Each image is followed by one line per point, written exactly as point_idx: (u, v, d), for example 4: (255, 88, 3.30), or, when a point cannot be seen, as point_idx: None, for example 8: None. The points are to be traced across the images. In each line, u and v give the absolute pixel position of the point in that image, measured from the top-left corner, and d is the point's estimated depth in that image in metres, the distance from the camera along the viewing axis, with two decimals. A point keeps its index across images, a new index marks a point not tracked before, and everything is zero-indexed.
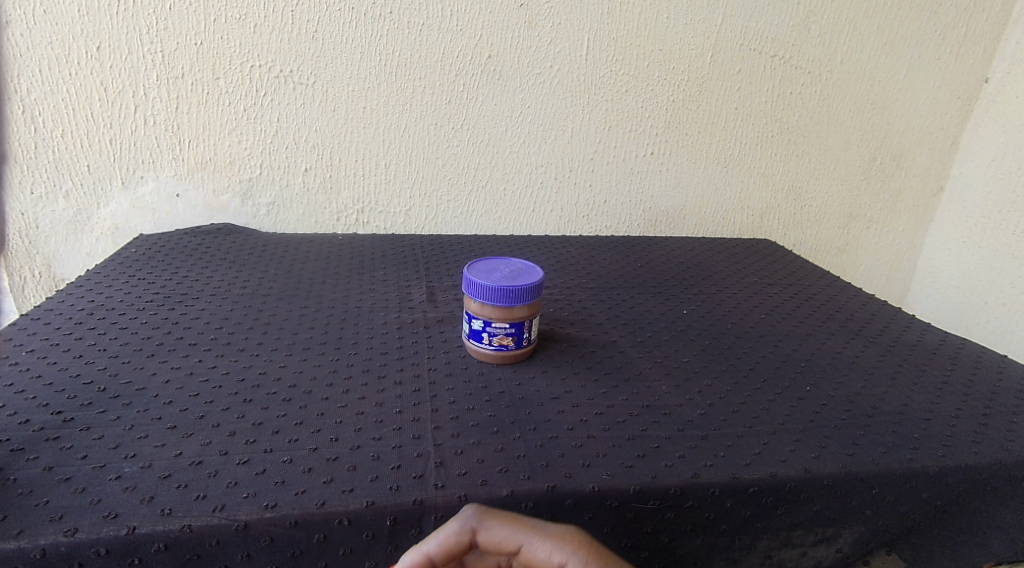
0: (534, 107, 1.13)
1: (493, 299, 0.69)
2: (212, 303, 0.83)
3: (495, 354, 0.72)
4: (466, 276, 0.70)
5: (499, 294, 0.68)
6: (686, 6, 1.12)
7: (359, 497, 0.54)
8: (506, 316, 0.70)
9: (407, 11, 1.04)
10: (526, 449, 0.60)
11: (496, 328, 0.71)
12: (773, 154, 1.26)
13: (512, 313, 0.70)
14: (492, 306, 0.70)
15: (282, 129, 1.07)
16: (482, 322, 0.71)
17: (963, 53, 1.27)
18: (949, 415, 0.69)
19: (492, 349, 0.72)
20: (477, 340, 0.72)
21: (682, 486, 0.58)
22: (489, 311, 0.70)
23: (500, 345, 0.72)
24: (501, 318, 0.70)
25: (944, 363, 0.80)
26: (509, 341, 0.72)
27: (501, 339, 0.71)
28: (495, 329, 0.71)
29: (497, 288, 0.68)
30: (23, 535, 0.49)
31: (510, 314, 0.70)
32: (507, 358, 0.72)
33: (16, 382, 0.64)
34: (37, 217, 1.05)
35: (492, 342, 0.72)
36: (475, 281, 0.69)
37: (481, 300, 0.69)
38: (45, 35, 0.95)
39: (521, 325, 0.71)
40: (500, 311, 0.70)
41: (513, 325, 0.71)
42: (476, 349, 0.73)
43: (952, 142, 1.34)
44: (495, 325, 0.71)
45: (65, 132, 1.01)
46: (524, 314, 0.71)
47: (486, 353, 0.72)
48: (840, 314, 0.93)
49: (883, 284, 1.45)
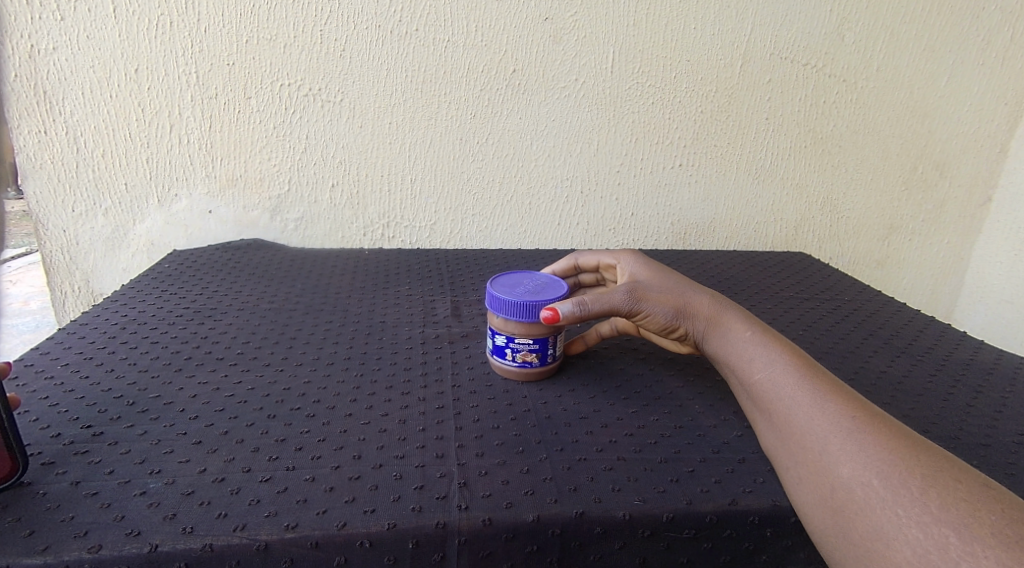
0: (561, 120, 1.12)
1: (514, 315, 0.67)
2: (240, 318, 0.84)
3: (519, 371, 0.71)
4: (490, 292, 0.69)
5: (524, 309, 0.67)
6: (714, 16, 1.10)
7: (381, 519, 0.53)
8: (530, 332, 0.69)
9: (434, 27, 1.04)
10: (553, 472, 0.58)
11: (519, 344, 0.70)
12: (808, 164, 1.23)
13: (537, 330, 0.69)
14: (515, 322, 0.69)
15: (310, 146, 1.08)
16: (505, 338, 0.70)
17: (1010, 58, 1.23)
18: (1006, 441, 0.65)
19: (515, 365, 0.71)
20: (500, 357, 0.71)
21: (718, 514, 0.56)
22: (512, 327, 0.69)
23: (524, 362, 0.70)
24: (524, 334, 0.69)
25: (999, 385, 0.76)
26: (532, 358, 0.70)
27: (525, 356, 0.70)
28: (518, 345, 0.70)
29: (518, 304, 0.67)
30: (49, 551, 0.49)
31: (534, 330, 0.69)
32: (531, 375, 0.71)
33: (50, 395, 0.65)
34: (77, 235, 1.08)
35: (515, 359, 0.70)
36: (496, 297, 0.68)
37: (504, 316, 0.68)
38: (86, 59, 0.98)
39: (545, 341, 0.70)
40: (525, 327, 0.69)
41: (537, 341, 0.70)
42: (500, 366, 0.72)
43: (1000, 150, 1.29)
44: (518, 342, 0.70)
45: (105, 151, 1.03)
46: (549, 330, 0.70)
47: (510, 370, 0.71)
48: (882, 331, 0.89)
49: (925, 297, 1.40)
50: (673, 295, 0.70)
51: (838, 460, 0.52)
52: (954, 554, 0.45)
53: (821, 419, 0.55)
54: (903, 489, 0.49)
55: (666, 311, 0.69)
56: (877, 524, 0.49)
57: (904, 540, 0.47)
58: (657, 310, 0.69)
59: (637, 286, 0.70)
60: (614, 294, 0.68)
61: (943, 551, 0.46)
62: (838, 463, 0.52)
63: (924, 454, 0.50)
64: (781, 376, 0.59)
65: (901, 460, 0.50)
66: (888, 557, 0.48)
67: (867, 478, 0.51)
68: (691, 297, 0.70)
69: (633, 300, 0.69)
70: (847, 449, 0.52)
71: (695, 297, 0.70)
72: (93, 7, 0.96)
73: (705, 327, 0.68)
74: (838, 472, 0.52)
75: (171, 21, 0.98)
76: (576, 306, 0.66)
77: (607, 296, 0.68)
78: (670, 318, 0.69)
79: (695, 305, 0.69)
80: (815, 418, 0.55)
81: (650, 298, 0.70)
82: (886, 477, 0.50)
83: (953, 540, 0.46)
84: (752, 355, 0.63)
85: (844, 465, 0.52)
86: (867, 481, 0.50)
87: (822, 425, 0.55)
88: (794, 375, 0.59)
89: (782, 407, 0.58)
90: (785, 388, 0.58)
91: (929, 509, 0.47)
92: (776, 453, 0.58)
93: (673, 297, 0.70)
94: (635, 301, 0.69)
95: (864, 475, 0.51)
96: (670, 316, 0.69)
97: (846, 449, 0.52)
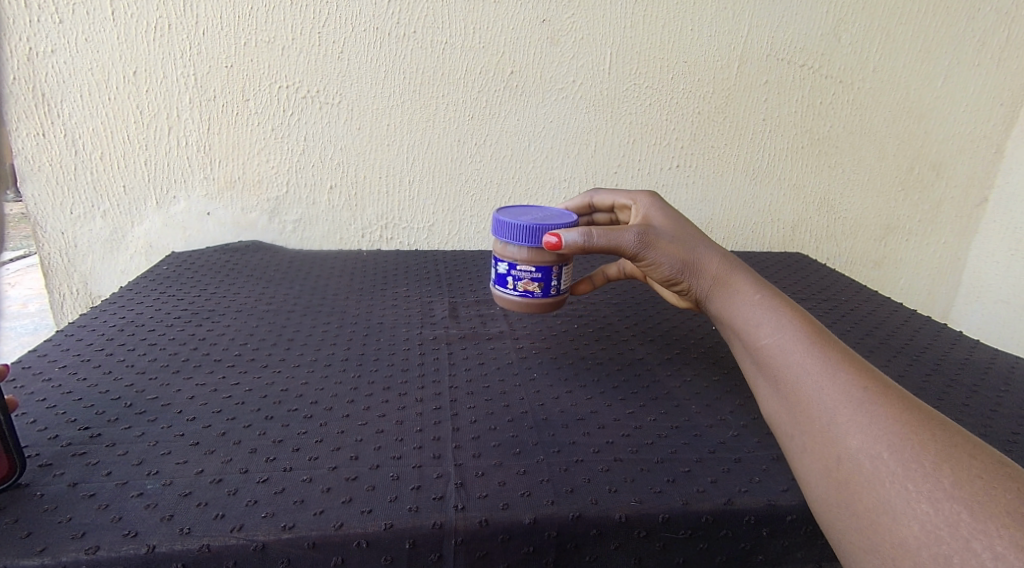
0: (558, 121, 1.13)
1: (518, 238, 0.71)
2: (238, 319, 0.84)
3: (520, 300, 0.75)
4: (496, 218, 0.73)
5: (528, 234, 0.71)
6: (711, 17, 1.11)
7: (378, 519, 0.53)
8: (533, 260, 0.73)
9: (431, 29, 1.04)
10: (550, 473, 0.58)
11: (522, 273, 0.74)
12: (804, 165, 1.23)
13: (540, 258, 0.72)
14: (519, 247, 0.72)
15: (308, 148, 1.08)
16: (508, 266, 0.74)
17: (1006, 58, 1.23)
18: (1003, 440, 0.66)
19: (517, 294, 0.74)
20: (504, 286, 0.75)
21: (715, 514, 0.56)
22: (516, 253, 0.73)
23: (525, 291, 0.74)
24: (527, 261, 0.73)
25: (996, 384, 0.76)
26: (533, 287, 0.74)
27: (527, 285, 0.74)
28: (520, 274, 0.74)
29: (521, 227, 0.71)
30: (46, 552, 0.49)
31: (538, 257, 0.72)
32: (532, 303, 0.75)
33: (48, 397, 0.65)
34: (75, 237, 1.08)
35: (517, 288, 0.74)
36: (501, 221, 0.72)
37: (508, 240, 0.72)
38: (85, 61, 0.98)
39: (547, 271, 0.73)
40: (528, 253, 0.72)
41: (540, 270, 0.73)
42: (503, 296, 0.76)
43: (996, 151, 1.29)
44: (520, 270, 0.74)
45: (103, 154, 1.03)
46: (552, 260, 0.73)
47: (512, 299, 0.75)
48: (878, 330, 0.89)
49: (923, 297, 1.40)
50: (684, 247, 0.69)
51: (847, 431, 0.51)
52: (965, 531, 0.44)
53: (831, 387, 0.53)
54: (915, 463, 0.47)
55: (671, 262, 0.69)
56: (885, 497, 0.47)
57: (913, 515, 0.46)
58: (662, 259, 0.69)
59: (651, 231, 0.70)
60: (623, 234, 0.69)
61: (954, 527, 0.44)
62: (846, 433, 0.51)
63: (938, 429, 0.49)
64: (791, 340, 0.58)
65: (914, 433, 0.49)
66: (895, 532, 0.46)
67: (877, 451, 0.49)
68: (704, 251, 0.69)
69: (642, 243, 0.69)
70: (857, 420, 0.51)
71: (709, 253, 0.68)
72: (91, 10, 0.96)
73: (710, 286, 0.67)
74: (846, 443, 0.51)
75: (169, 23, 0.98)
76: (581, 237, 0.68)
77: (616, 234, 0.69)
78: (676, 270, 0.69)
79: (705, 261, 0.68)
80: (825, 386, 0.54)
81: (660, 245, 0.69)
82: (898, 451, 0.48)
83: (965, 516, 0.44)
84: (760, 315, 0.61)
85: (853, 436, 0.50)
86: (877, 454, 0.49)
87: (832, 393, 0.53)
88: (806, 339, 0.57)
89: (790, 373, 0.56)
90: (795, 353, 0.57)
91: (942, 485, 0.46)
92: (781, 419, 0.56)
93: (685, 249, 0.69)
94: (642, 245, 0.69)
95: (874, 447, 0.49)
96: (675, 268, 0.69)
97: (857, 420, 0.51)
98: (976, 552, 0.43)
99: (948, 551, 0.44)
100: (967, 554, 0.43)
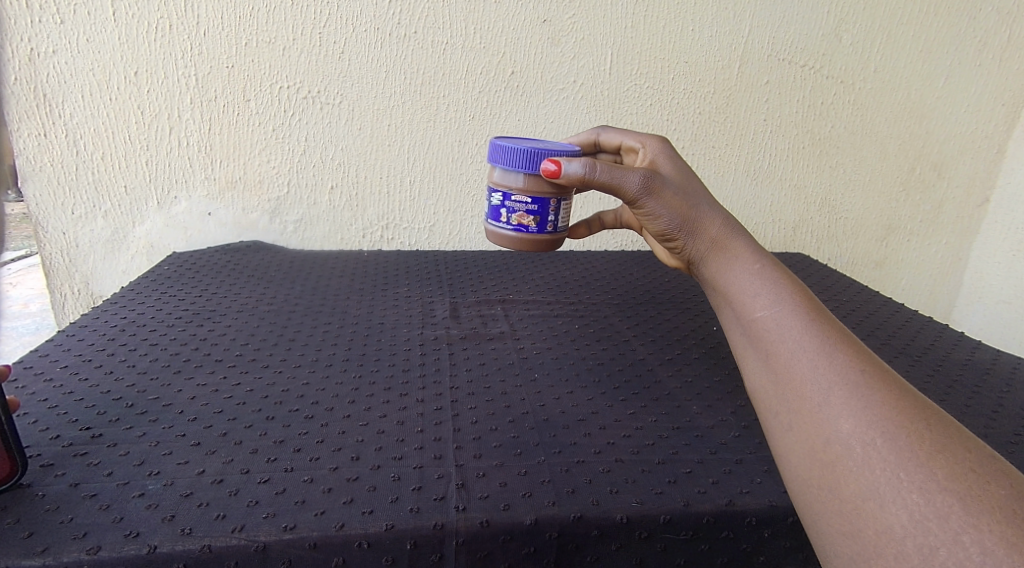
0: (559, 122, 1.13)
1: (515, 163, 0.71)
2: (239, 319, 0.84)
3: (513, 234, 0.74)
4: (496, 145, 0.73)
5: (527, 158, 0.70)
6: (712, 18, 1.11)
7: (379, 520, 0.53)
8: (530, 189, 0.72)
9: (432, 30, 1.04)
10: (552, 474, 0.58)
11: (516, 205, 0.73)
12: (806, 165, 1.23)
13: (537, 187, 0.72)
14: (515, 173, 0.72)
15: (309, 148, 1.08)
16: (502, 197, 0.74)
17: (1008, 59, 1.23)
18: (1005, 441, 0.65)
19: (511, 228, 0.74)
20: (497, 219, 0.75)
21: (715, 515, 0.56)
22: (513, 182, 0.73)
23: (519, 225, 0.73)
24: (522, 191, 0.72)
25: (997, 386, 0.76)
26: (528, 221, 0.73)
27: (520, 218, 0.73)
28: (514, 205, 0.73)
29: (519, 152, 0.70)
30: (47, 553, 0.49)
31: (534, 187, 0.72)
32: (525, 239, 0.74)
33: (49, 397, 0.65)
34: (77, 237, 1.08)
35: (511, 222, 0.74)
36: (500, 145, 0.72)
37: (505, 166, 0.72)
38: (86, 62, 0.98)
39: (543, 204, 0.72)
40: (525, 181, 0.72)
41: (535, 202, 0.72)
42: (497, 231, 0.75)
43: (997, 151, 1.29)
44: (515, 200, 0.73)
45: (104, 154, 1.03)
46: (549, 191, 0.72)
47: (505, 233, 0.74)
48: (880, 331, 0.89)
49: (924, 298, 1.40)
50: (687, 203, 0.66)
51: (840, 414, 0.48)
52: (955, 524, 0.41)
53: (826, 368, 0.50)
54: (909, 451, 0.45)
55: (670, 217, 0.66)
56: (874, 484, 0.45)
57: (901, 504, 0.43)
58: (662, 211, 0.66)
59: (658, 177, 0.66)
60: (628, 176, 0.65)
61: (944, 519, 0.42)
62: (839, 417, 0.48)
63: (935, 420, 0.46)
64: (789, 314, 0.54)
65: (909, 422, 0.46)
66: (880, 521, 0.44)
67: (870, 437, 0.46)
68: (707, 210, 0.65)
69: (645, 189, 0.66)
70: (852, 404, 0.48)
71: (713, 212, 0.65)
72: (92, 11, 0.96)
73: (707, 249, 0.63)
74: (837, 426, 0.48)
75: (170, 24, 0.98)
76: (582, 169, 0.67)
77: (621, 173, 0.65)
78: (675, 224, 0.65)
79: (705, 221, 0.64)
80: (821, 366, 0.50)
81: (663, 195, 0.66)
82: (892, 438, 0.46)
83: (956, 509, 0.42)
84: (757, 283, 0.57)
85: (846, 419, 0.48)
86: (870, 439, 0.46)
87: (827, 374, 0.50)
88: (804, 315, 0.54)
89: (782, 349, 0.53)
90: (791, 329, 0.53)
91: (935, 477, 0.43)
92: (767, 395, 0.53)
93: (688, 205, 0.66)
94: (644, 192, 0.65)
95: (867, 433, 0.47)
96: (674, 222, 0.65)
97: (851, 404, 0.48)
98: (965, 546, 0.41)
99: (935, 543, 0.41)
100: (955, 547, 0.41)
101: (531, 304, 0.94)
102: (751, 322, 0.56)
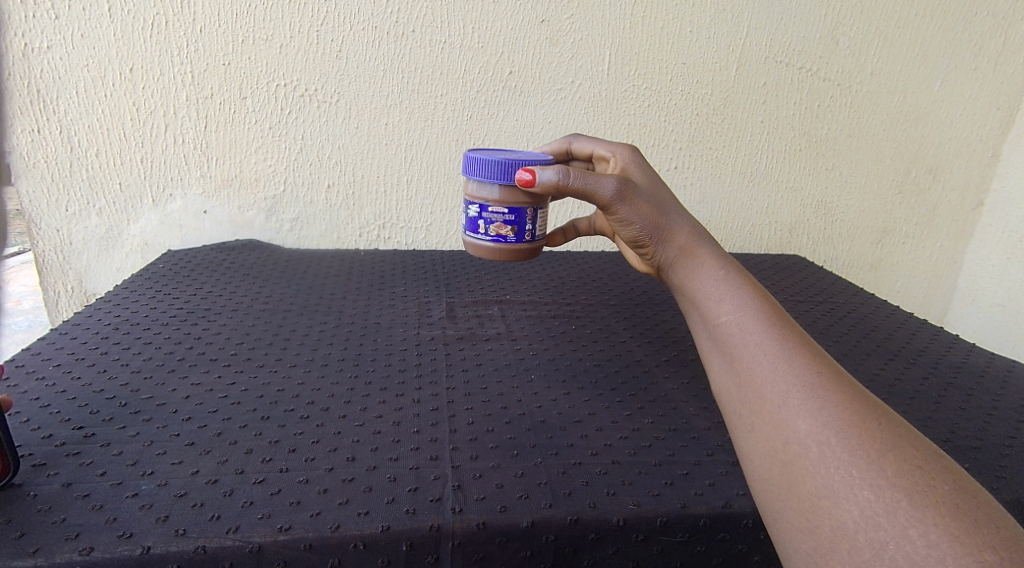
0: (556, 122, 1.13)
1: (489, 174, 0.71)
2: (233, 319, 0.83)
3: (492, 245, 0.73)
4: (468, 158, 0.73)
5: (499, 169, 0.70)
6: (710, 20, 1.11)
7: (374, 521, 0.53)
8: (506, 201, 0.72)
9: (429, 29, 1.04)
10: (548, 476, 0.58)
11: (494, 216, 0.72)
12: (802, 167, 1.23)
13: (512, 198, 0.71)
14: (489, 184, 0.72)
15: (307, 146, 1.07)
16: (478, 210, 0.73)
17: (1002, 63, 1.23)
18: (997, 444, 0.65)
19: (489, 240, 0.73)
20: (475, 232, 0.74)
21: (711, 517, 0.56)
22: (488, 194, 0.72)
23: (497, 236, 0.73)
24: (499, 202, 0.72)
25: (991, 389, 0.76)
26: (506, 232, 0.72)
27: (498, 229, 0.73)
28: (492, 217, 0.72)
29: (492, 162, 0.70)
30: (39, 553, 0.48)
31: (510, 198, 0.71)
32: (504, 249, 0.73)
33: (41, 396, 0.65)
34: (70, 234, 1.07)
35: (489, 233, 0.73)
36: (472, 158, 0.72)
37: (479, 178, 0.72)
38: (80, 57, 0.97)
39: (520, 214, 0.72)
40: (500, 193, 0.71)
41: (512, 212, 0.72)
42: (476, 244, 0.74)
43: (992, 155, 1.30)
44: (492, 213, 0.72)
45: (99, 151, 1.03)
46: (525, 201, 0.72)
47: (485, 246, 0.74)
48: (875, 334, 0.89)
49: (919, 301, 1.40)
50: (658, 210, 0.65)
51: (798, 415, 0.48)
52: (903, 518, 0.42)
53: (787, 369, 0.51)
54: (862, 450, 0.45)
55: (642, 223, 0.65)
56: (828, 482, 0.45)
57: (854, 500, 0.44)
58: (634, 218, 0.65)
59: (631, 184, 0.66)
60: (602, 182, 0.65)
61: (892, 514, 0.42)
62: (796, 417, 0.48)
63: (888, 421, 0.47)
64: (752, 318, 0.54)
65: (862, 422, 0.47)
66: (834, 517, 0.44)
67: (825, 436, 0.47)
68: (677, 218, 0.65)
69: (619, 195, 0.65)
70: (810, 405, 0.48)
71: (681, 219, 0.65)
72: (88, 7, 0.95)
73: (676, 255, 0.63)
74: (796, 425, 0.48)
75: (166, 20, 0.98)
76: (556, 175, 0.66)
77: (595, 179, 0.65)
78: (645, 231, 0.65)
79: (675, 229, 0.64)
80: (781, 367, 0.51)
81: (636, 201, 0.65)
82: (845, 437, 0.46)
83: (904, 504, 0.42)
84: (723, 289, 0.58)
85: (805, 419, 0.48)
86: (825, 439, 0.47)
87: (787, 375, 0.50)
88: (770, 319, 0.54)
89: (748, 353, 0.53)
90: (754, 334, 0.53)
91: (884, 474, 0.44)
92: (731, 398, 0.53)
93: (658, 212, 0.65)
94: (618, 200, 0.65)
95: (822, 433, 0.47)
96: (644, 229, 0.65)
97: (808, 405, 0.48)
98: (912, 539, 0.41)
99: (885, 537, 0.42)
100: (903, 540, 0.42)
101: (529, 305, 0.93)
102: (717, 328, 0.56)
